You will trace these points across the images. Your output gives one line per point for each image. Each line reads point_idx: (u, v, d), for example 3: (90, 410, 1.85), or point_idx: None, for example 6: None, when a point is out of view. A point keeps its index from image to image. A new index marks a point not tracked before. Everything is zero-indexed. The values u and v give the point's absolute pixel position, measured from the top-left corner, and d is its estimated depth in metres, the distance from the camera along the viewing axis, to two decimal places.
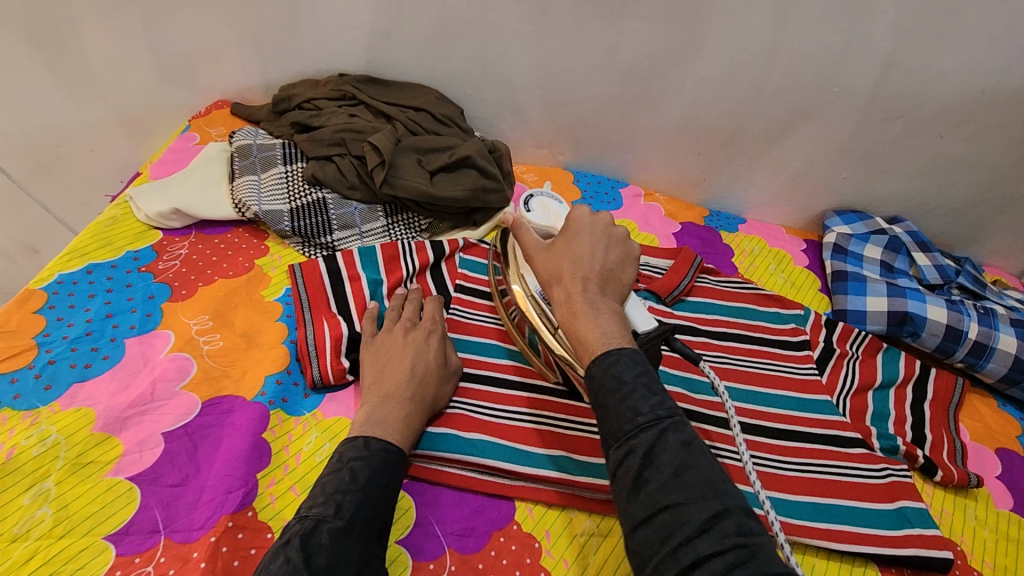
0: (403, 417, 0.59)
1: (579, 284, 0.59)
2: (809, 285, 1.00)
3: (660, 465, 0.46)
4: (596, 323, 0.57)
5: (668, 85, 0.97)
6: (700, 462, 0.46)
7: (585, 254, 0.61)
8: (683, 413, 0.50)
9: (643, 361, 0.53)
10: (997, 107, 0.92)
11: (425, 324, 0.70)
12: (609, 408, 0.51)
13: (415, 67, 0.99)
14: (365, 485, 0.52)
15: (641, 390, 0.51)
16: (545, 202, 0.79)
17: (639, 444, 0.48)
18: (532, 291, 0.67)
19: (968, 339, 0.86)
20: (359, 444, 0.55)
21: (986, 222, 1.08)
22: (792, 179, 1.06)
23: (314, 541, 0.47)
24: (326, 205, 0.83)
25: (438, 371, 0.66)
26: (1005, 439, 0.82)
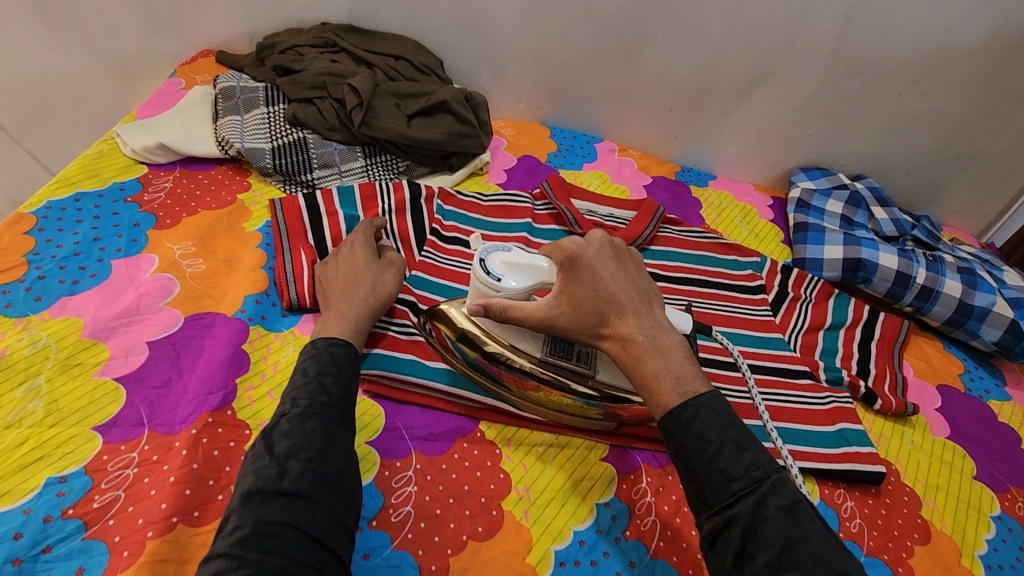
0: (341, 315, 0.62)
1: (630, 325, 0.56)
2: (773, 237, 1.04)
3: (765, 541, 0.45)
4: (666, 369, 0.54)
5: (639, 40, 1.00)
6: (809, 534, 0.45)
7: (616, 287, 0.57)
8: (780, 469, 0.48)
9: (723, 409, 0.50)
10: (952, 65, 0.96)
11: (348, 238, 0.73)
12: (697, 470, 0.49)
13: (395, 18, 1.02)
14: (316, 377, 0.54)
15: (730, 449, 0.48)
16: (505, 255, 0.61)
17: (737, 515, 0.46)
18: (539, 356, 0.63)
19: (916, 284, 0.91)
20: (308, 347, 0.57)
21: (945, 181, 1.12)
22: (760, 136, 1.10)
23: (277, 432, 0.49)
24: (306, 144, 0.86)
25: (369, 268, 0.68)
26: (948, 378, 0.87)
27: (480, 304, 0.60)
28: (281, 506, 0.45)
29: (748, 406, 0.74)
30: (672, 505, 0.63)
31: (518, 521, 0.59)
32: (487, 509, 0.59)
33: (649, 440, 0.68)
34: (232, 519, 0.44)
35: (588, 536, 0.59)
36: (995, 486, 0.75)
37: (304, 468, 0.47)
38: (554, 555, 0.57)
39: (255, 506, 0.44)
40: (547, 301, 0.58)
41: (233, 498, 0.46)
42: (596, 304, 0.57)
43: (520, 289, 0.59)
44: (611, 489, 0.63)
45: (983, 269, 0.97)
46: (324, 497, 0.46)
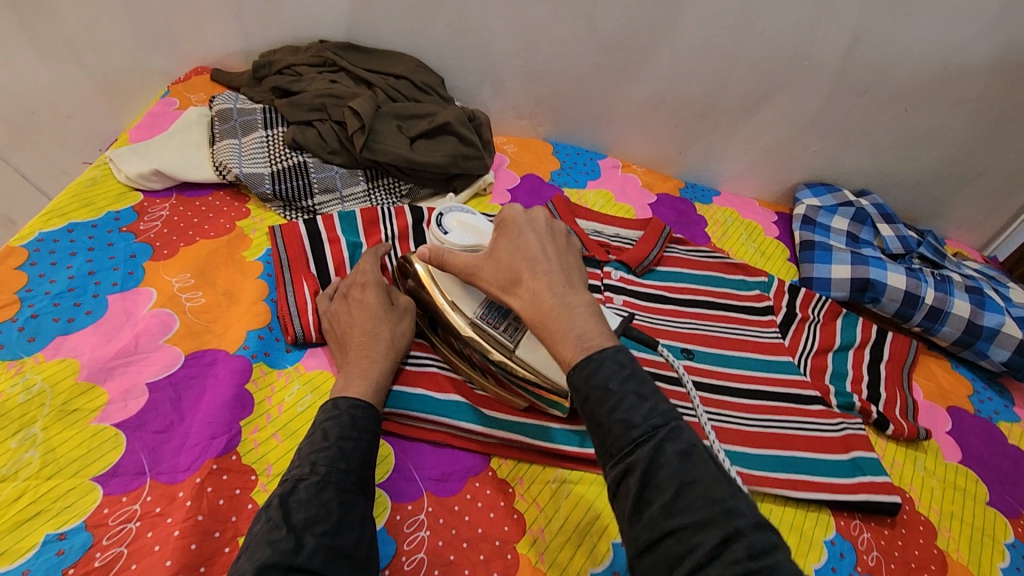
0: (362, 370, 0.61)
1: (542, 282, 0.53)
2: (779, 255, 1.03)
3: (659, 485, 0.43)
4: (570, 325, 0.51)
5: (644, 57, 0.99)
6: (703, 476, 0.42)
7: (538, 248, 0.56)
8: (679, 416, 0.46)
9: (627, 360, 0.48)
10: (958, 82, 0.96)
11: (358, 278, 0.70)
12: (600, 423, 0.46)
13: (395, 36, 1.00)
14: (336, 441, 0.52)
15: (631, 399, 0.46)
16: (461, 216, 0.66)
17: (635, 463, 0.43)
18: (473, 316, 0.63)
19: (924, 304, 0.90)
20: (329, 406, 0.56)
21: (949, 196, 1.12)
22: (765, 152, 1.09)
23: (293, 499, 0.48)
24: (306, 168, 0.84)
25: (386, 315, 0.67)
26: (957, 399, 0.87)
27: (426, 251, 0.63)
28: None
29: (761, 436, 0.73)
30: None
31: (534, 565, 0.57)
32: (502, 553, 0.57)
33: None
34: None
35: None
36: (1009, 511, 0.74)
37: (319, 543, 0.45)
38: None
39: None
40: (476, 257, 0.59)
41: (241, 567, 0.43)
42: (515, 262, 0.56)
43: (461, 243, 0.63)
44: None
45: (989, 287, 0.96)
46: (339, 574, 0.45)
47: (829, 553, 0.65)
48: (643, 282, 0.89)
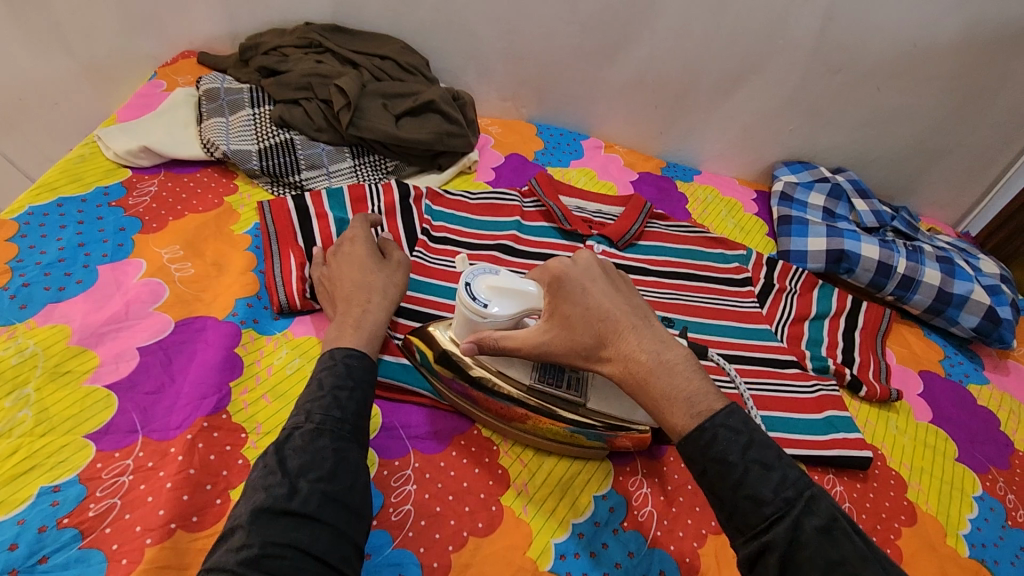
0: (354, 317, 0.62)
1: (631, 346, 0.51)
2: (758, 230, 1.06)
3: (804, 566, 0.42)
4: (674, 384, 0.49)
5: (624, 38, 1.01)
6: (848, 554, 0.42)
7: (608, 304, 0.53)
8: (808, 483, 0.46)
9: (743, 425, 0.47)
10: (929, 59, 0.99)
11: (348, 236, 0.72)
12: (724, 495, 0.46)
13: (380, 18, 1.01)
14: (332, 392, 0.54)
15: (757, 472, 0.45)
16: (490, 279, 0.59)
17: (773, 541, 0.43)
18: (529, 384, 0.60)
19: (897, 274, 0.93)
20: (325, 357, 0.58)
21: (922, 173, 1.15)
22: (743, 131, 1.11)
23: (289, 445, 0.49)
24: (293, 145, 0.85)
25: (374, 265, 0.69)
26: (929, 363, 0.90)
27: (473, 338, 0.58)
28: (287, 526, 0.44)
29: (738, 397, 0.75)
30: (667, 494, 0.64)
31: (518, 515, 0.59)
32: (487, 505, 0.59)
33: None
34: (237, 535, 0.44)
35: (586, 528, 0.60)
36: (977, 467, 0.77)
37: (313, 488, 0.47)
38: (555, 548, 0.58)
39: (261, 526, 0.44)
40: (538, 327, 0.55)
41: (241, 510, 0.45)
42: (590, 326, 0.53)
43: (508, 315, 0.57)
44: (608, 481, 0.64)
45: (960, 258, 0.99)
46: (331, 517, 0.46)
47: None
48: (625, 255, 0.92)
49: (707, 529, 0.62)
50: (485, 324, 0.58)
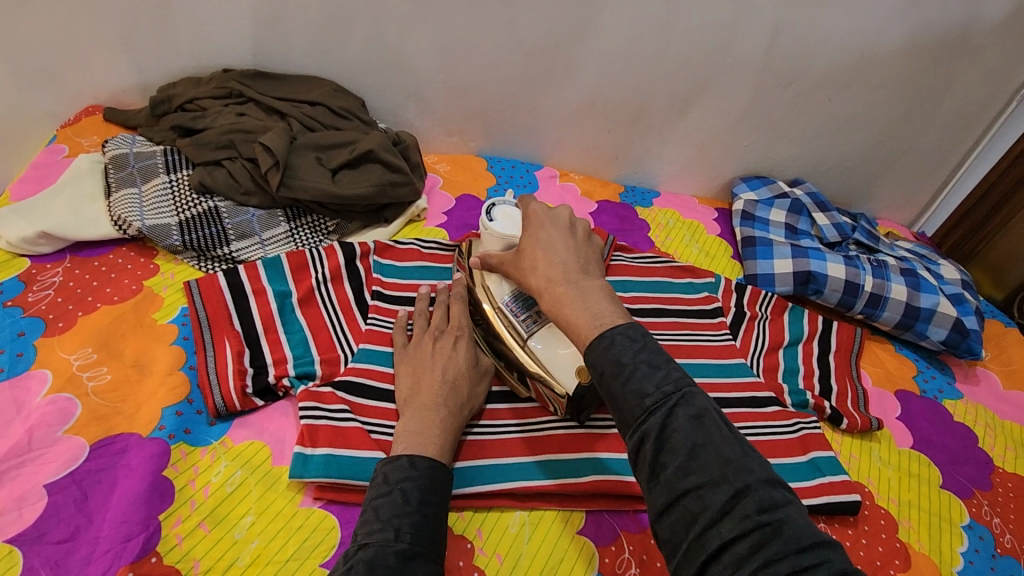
0: (440, 422, 0.59)
1: (557, 271, 0.55)
2: (722, 253, 1.03)
3: (674, 449, 0.42)
4: (583, 307, 0.51)
5: (569, 65, 0.96)
6: (715, 437, 0.42)
7: (557, 241, 0.58)
8: (690, 381, 0.45)
9: (638, 334, 0.47)
10: (877, 67, 0.97)
11: (453, 328, 0.69)
12: (614, 394, 0.46)
13: (306, 58, 0.93)
14: (420, 506, 0.51)
15: (643, 369, 0.45)
16: (509, 210, 0.71)
17: (649, 430, 0.43)
18: (501, 302, 0.68)
19: (865, 292, 0.92)
20: (404, 463, 0.53)
21: (877, 178, 1.14)
22: (699, 150, 1.08)
23: (381, 564, 0.45)
24: (219, 214, 0.77)
25: (471, 374, 0.66)
26: (903, 381, 0.89)
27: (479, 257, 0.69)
28: None
29: None
30: (658, 574, 0.60)
31: None
32: None
33: (626, 503, 0.65)
34: None
35: None
36: (962, 492, 0.76)
37: None
38: None
39: None
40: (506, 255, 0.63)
41: None
42: (534, 255, 0.58)
43: (502, 235, 0.68)
44: (593, 567, 0.60)
45: (923, 267, 0.99)
46: None
47: None
48: None
49: None
50: (487, 236, 0.69)
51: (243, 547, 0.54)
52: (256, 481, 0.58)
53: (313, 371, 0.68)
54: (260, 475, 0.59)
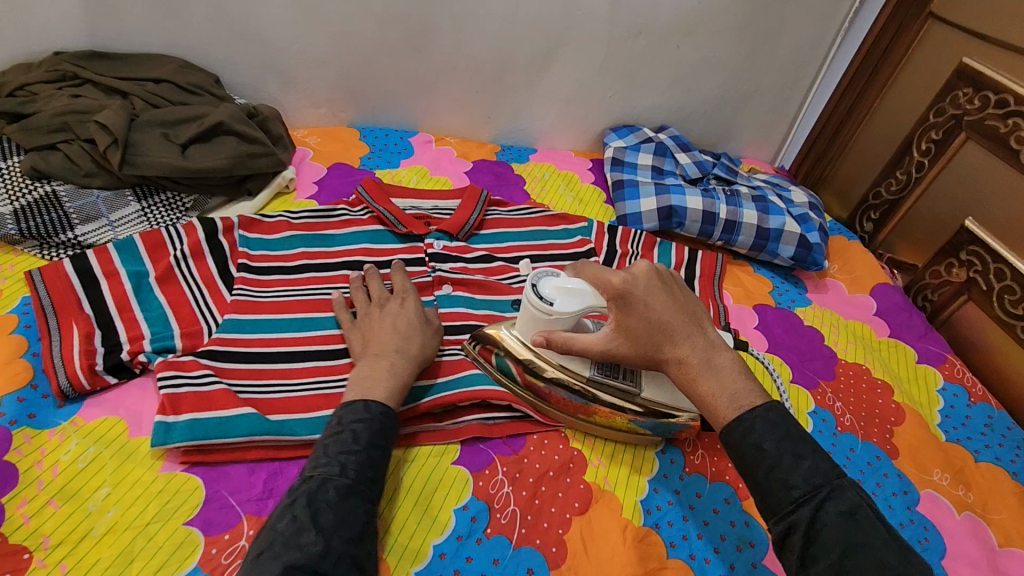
0: (389, 368, 0.61)
1: (686, 344, 0.57)
2: (595, 199, 1.08)
3: (826, 544, 0.46)
4: (721, 385, 0.55)
5: (426, 27, 0.97)
6: (871, 538, 0.45)
7: (667, 313, 0.58)
8: (839, 474, 0.49)
9: (779, 419, 0.51)
10: (714, 14, 1.05)
11: (399, 290, 0.72)
12: (757, 479, 0.50)
13: (147, 36, 0.90)
14: (367, 447, 0.54)
15: (788, 459, 0.49)
16: (556, 281, 0.65)
17: (797, 521, 0.47)
18: (589, 376, 0.66)
19: (720, 219, 0.99)
20: (359, 407, 0.56)
21: (735, 118, 1.22)
22: (567, 104, 1.13)
23: (322, 499, 0.49)
24: (58, 198, 0.74)
25: (421, 325, 0.68)
26: (760, 297, 0.97)
27: (544, 336, 0.64)
28: None
29: None
30: (529, 488, 0.64)
31: None
32: None
33: (497, 431, 0.69)
34: None
35: (448, 547, 0.58)
36: (809, 384, 0.84)
37: (343, 549, 0.47)
38: None
39: None
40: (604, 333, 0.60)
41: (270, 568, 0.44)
42: (651, 332, 0.57)
43: (574, 314, 0.63)
44: (467, 490, 0.63)
45: (774, 194, 1.08)
46: None
47: (661, 462, 0.70)
48: (468, 246, 0.90)
49: (571, 513, 0.63)
50: (553, 320, 0.64)
51: (98, 518, 0.53)
52: (110, 455, 0.57)
53: (172, 345, 0.66)
54: (115, 449, 0.58)
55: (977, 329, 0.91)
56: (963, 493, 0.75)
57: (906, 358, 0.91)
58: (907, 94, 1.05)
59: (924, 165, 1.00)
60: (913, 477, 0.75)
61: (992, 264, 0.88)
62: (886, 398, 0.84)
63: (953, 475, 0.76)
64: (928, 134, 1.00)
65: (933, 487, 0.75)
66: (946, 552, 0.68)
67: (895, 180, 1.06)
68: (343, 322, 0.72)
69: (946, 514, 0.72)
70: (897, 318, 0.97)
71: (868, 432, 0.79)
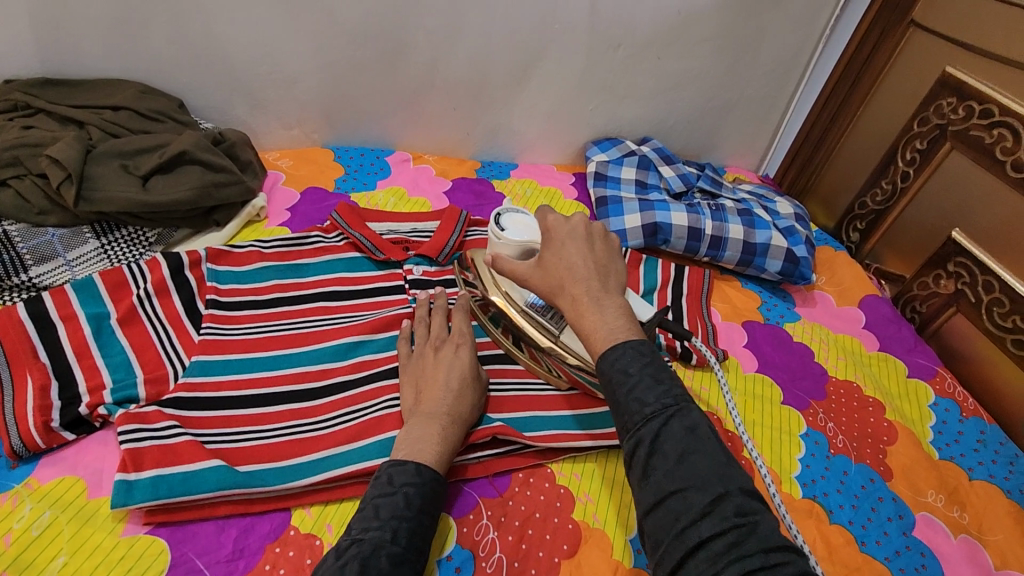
0: (441, 432, 0.60)
1: (581, 285, 0.55)
2: (578, 215, 1.06)
3: (666, 453, 0.45)
4: (602, 321, 0.53)
5: (399, 44, 0.94)
6: (705, 446, 0.45)
7: (578, 259, 0.57)
8: (689, 396, 0.49)
9: (647, 349, 0.50)
10: (694, 25, 1.03)
11: (454, 337, 0.71)
12: (617, 400, 0.49)
13: (105, 60, 0.85)
14: (419, 513, 0.53)
15: (648, 381, 0.49)
16: (516, 217, 0.73)
17: (643, 435, 0.46)
18: (523, 305, 0.74)
19: (706, 235, 0.97)
20: (412, 469, 0.55)
21: (718, 128, 1.20)
22: (548, 118, 1.10)
23: (374, 565, 0.47)
24: (9, 239, 0.69)
25: (473, 382, 0.67)
26: (748, 313, 0.95)
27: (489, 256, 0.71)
28: None
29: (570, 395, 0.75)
30: (515, 532, 0.62)
31: None
32: None
33: (481, 471, 0.66)
34: None
35: None
36: (800, 405, 0.83)
37: None
38: None
39: None
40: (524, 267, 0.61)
41: None
42: (557, 271, 0.57)
43: (519, 242, 0.69)
44: (451, 537, 0.60)
45: (759, 206, 1.06)
46: None
47: None
48: (448, 271, 0.87)
49: (560, 557, 0.61)
50: (500, 244, 0.70)
51: None
52: (68, 519, 0.54)
53: (136, 394, 0.62)
54: (73, 512, 0.55)
55: (966, 341, 0.90)
56: (958, 514, 0.73)
57: (896, 372, 0.90)
58: (891, 103, 1.04)
59: (909, 175, 0.99)
60: (907, 499, 0.74)
61: (980, 276, 0.87)
62: (879, 416, 0.82)
63: (947, 495, 0.75)
64: (912, 144, 0.99)
65: (928, 509, 0.73)
66: None
67: (880, 189, 1.05)
68: (400, 338, 0.73)
69: (942, 538, 0.71)
70: (886, 330, 0.96)
71: (861, 453, 0.78)
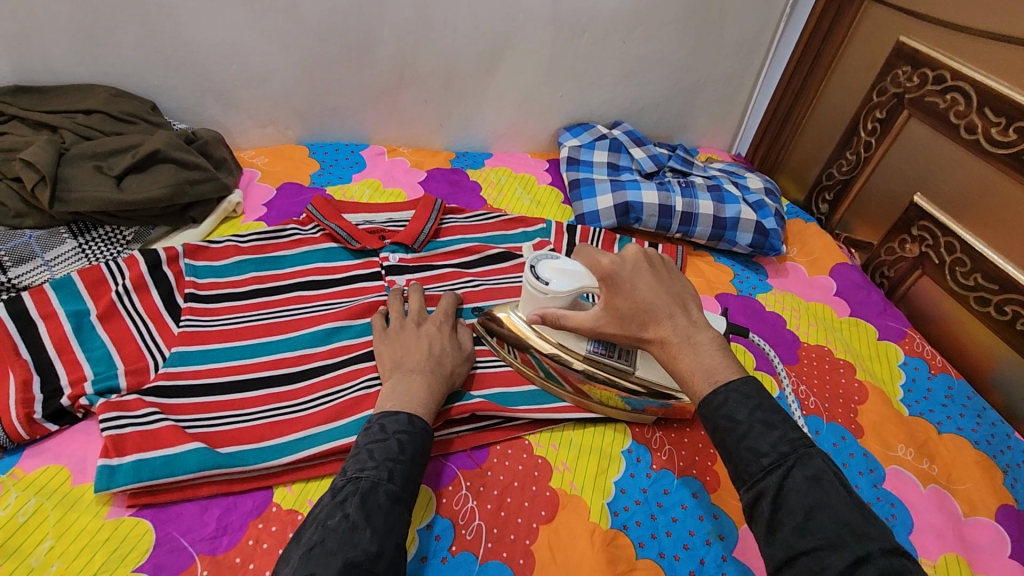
0: (427, 388, 0.62)
1: (670, 324, 0.55)
2: (553, 200, 1.08)
3: (791, 508, 0.45)
4: (698, 361, 0.53)
5: (366, 39, 0.96)
6: (832, 499, 0.45)
7: (654, 297, 0.56)
8: (807, 442, 0.48)
9: (753, 392, 0.50)
10: (656, 8, 1.05)
11: (435, 315, 0.73)
12: (729, 448, 0.50)
13: (75, 65, 0.87)
14: (412, 457, 0.55)
15: (758, 428, 0.49)
16: (553, 264, 0.68)
17: (765, 488, 0.47)
18: (584, 354, 0.68)
19: (677, 212, 0.99)
20: (403, 419, 0.57)
21: (687, 110, 1.23)
22: (518, 107, 1.12)
23: (373, 501, 0.49)
24: None
25: (455, 353, 0.69)
26: (722, 286, 0.97)
27: (537, 315, 0.66)
28: None
29: None
30: (494, 501, 0.63)
31: None
32: None
33: (460, 445, 0.68)
34: None
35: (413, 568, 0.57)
36: (771, 370, 0.85)
37: (394, 551, 0.48)
38: None
39: None
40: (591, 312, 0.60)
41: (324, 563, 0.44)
42: (636, 314, 0.56)
43: (566, 292, 0.65)
44: (430, 507, 0.62)
45: (729, 182, 1.08)
46: None
47: (627, 461, 0.70)
48: (424, 256, 0.89)
49: (538, 522, 0.62)
50: (546, 300, 0.67)
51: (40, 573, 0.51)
52: (53, 506, 0.56)
53: (116, 385, 0.64)
54: (58, 498, 0.56)
55: (934, 302, 0.92)
56: (927, 466, 0.75)
57: (866, 335, 0.92)
58: (851, 76, 1.06)
59: (871, 144, 1.01)
60: (878, 454, 0.76)
61: (942, 238, 0.89)
62: (849, 377, 0.85)
63: (917, 448, 0.77)
64: (873, 114, 1.01)
65: (898, 462, 0.75)
66: (913, 527, 0.69)
67: (845, 160, 1.07)
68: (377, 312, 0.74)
69: (912, 488, 0.73)
70: (857, 296, 0.98)
71: (833, 413, 0.80)
